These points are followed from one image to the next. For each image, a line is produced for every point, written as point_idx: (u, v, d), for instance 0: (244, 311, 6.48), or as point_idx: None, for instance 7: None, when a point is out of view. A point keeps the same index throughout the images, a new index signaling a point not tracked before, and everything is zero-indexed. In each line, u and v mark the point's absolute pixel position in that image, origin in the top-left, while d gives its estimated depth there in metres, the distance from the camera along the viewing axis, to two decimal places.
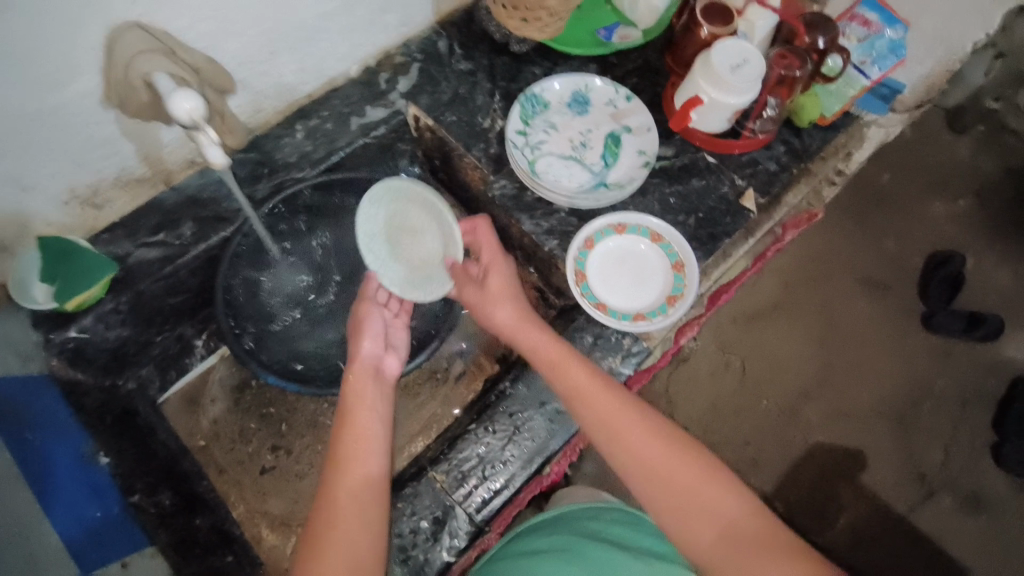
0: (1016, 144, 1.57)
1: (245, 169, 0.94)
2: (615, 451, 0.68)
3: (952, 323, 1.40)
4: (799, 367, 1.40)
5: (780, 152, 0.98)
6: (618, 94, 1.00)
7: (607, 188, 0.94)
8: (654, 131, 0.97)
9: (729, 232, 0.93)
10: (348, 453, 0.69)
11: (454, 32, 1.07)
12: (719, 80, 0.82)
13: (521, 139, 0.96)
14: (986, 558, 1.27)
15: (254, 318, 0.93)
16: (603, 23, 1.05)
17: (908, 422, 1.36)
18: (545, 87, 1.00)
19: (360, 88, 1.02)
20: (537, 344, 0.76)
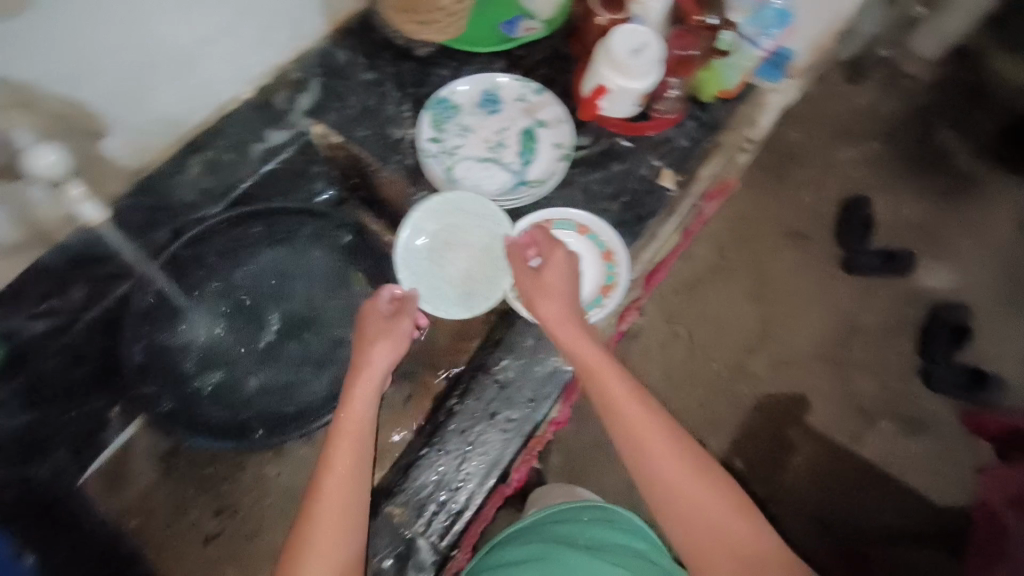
0: (910, 85, 1.68)
1: (139, 216, 0.87)
2: (639, 463, 0.70)
3: (870, 262, 1.49)
4: (740, 327, 1.46)
5: (691, 128, 1.00)
6: (528, 87, 0.97)
7: (528, 186, 0.93)
8: (568, 122, 0.96)
9: (653, 213, 0.94)
10: (330, 477, 0.67)
11: (354, 41, 1.00)
12: (621, 67, 0.83)
13: (435, 146, 0.93)
14: (931, 477, 1.35)
15: (172, 375, 0.86)
16: (505, 17, 1.02)
17: (844, 362, 1.44)
18: (454, 90, 0.97)
19: (258, 111, 0.95)
20: (577, 349, 0.76)
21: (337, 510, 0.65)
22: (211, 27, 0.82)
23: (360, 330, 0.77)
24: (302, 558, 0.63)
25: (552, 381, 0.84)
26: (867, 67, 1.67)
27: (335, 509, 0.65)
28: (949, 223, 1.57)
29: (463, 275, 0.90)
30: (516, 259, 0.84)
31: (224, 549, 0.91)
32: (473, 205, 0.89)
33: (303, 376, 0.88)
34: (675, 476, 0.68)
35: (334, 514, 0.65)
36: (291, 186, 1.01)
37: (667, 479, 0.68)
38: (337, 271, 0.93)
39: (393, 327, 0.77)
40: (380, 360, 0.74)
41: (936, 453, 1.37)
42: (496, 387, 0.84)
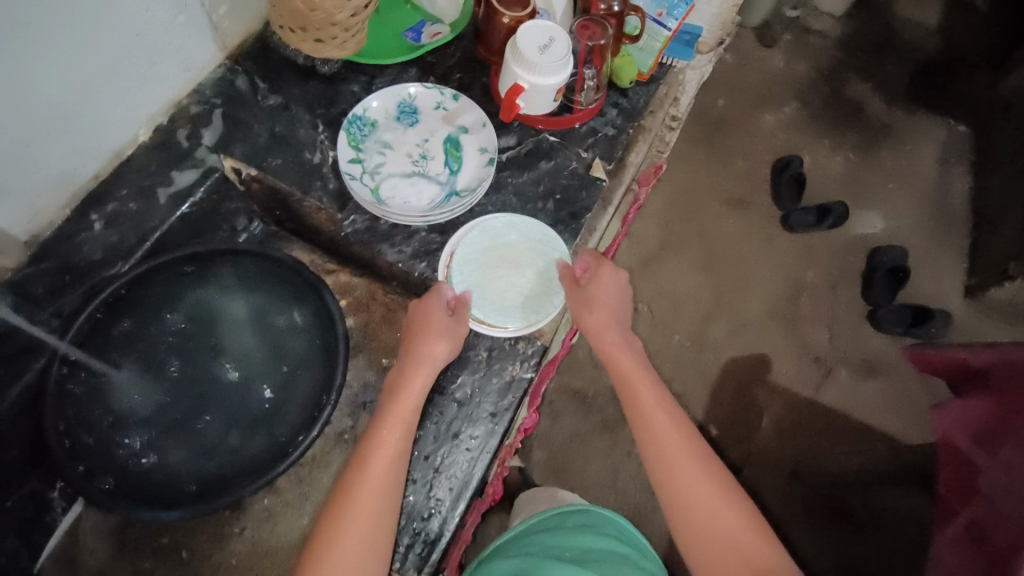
0: (817, 46, 1.77)
1: (44, 284, 0.80)
2: (660, 467, 0.72)
3: (806, 217, 1.53)
4: (695, 301, 1.48)
5: (613, 116, 1.00)
6: (444, 95, 0.95)
7: (459, 196, 0.90)
8: (489, 125, 0.94)
9: (589, 208, 0.94)
10: (378, 458, 0.69)
11: (251, 66, 0.97)
12: (531, 65, 0.82)
13: (356, 167, 0.90)
14: (888, 412, 1.42)
15: (108, 454, 0.77)
16: (408, 24, 1.00)
17: (794, 316, 1.49)
18: (369, 106, 0.93)
19: (157, 153, 0.90)
20: (617, 356, 0.78)
21: (378, 492, 0.68)
22: (88, 72, 0.76)
23: (421, 320, 0.78)
24: (340, 532, 0.66)
25: (512, 391, 0.81)
26: (776, 31, 1.75)
27: (377, 491, 0.68)
28: (874, 170, 1.64)
29: (511, 294, 0.84)
30: (570, 274, 0.83)
31: None
32: (526, 226, 0.87)
33: (250, 425, 0.83)
34: (695, 484, 0.70)
35: (378, 495, 0.68)
36: (208, 226, 0.97)
37: (687, 485, 0.70)
38: (272, 307, 0.88)
39: (453, 326, 0.77)
40: (440, 356, 0.76)
41: (889, 392, 1.44)
42: (456, 406, 0.81)
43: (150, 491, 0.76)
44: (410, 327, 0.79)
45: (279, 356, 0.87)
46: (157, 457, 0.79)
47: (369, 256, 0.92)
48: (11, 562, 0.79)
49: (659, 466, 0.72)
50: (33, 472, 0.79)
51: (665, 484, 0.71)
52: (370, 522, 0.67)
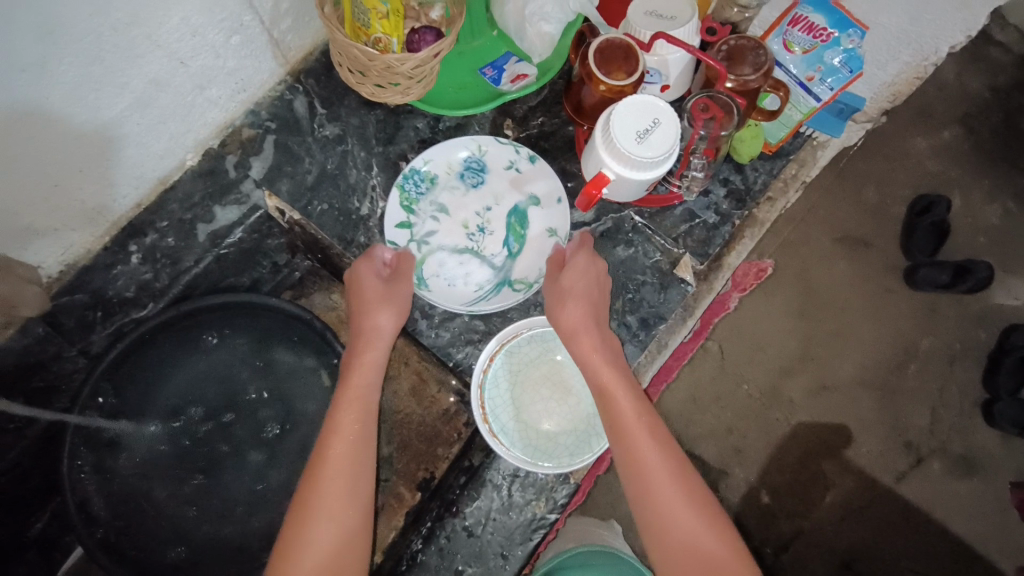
0: (1003, 57, 1.27)
1: (75, 317, 0.79)
2: (640, 494, 0.61)
3: (938, 276, 1.18)
4: (781, 350, 1.18)
5: (719, 197, 0.82)
6: (519, 154, 0.80)
7: (513, 287, 0.78)
8: (564, 201, 0.79)
9: (665, 315, 0.78)
10: (338, 442, 0.63)
11: (313, 85, 0.86)
12: (619, 152, 0.65)
13: (403, 234, 0.78)
14: (991, 538, 1.14)
15: (123, 517, 0.75)
16: (492, 58, 0.85)
17: (891, 389, 1.18)
18: (431, 159, 0.80)
19: (203, 182, 0.83)
20: (593, 360, 0.67)
21: (343, 475, 0.61)
22: (126, 104, 0.68)
23: (355, 290, 0.72)
24: (306, 523, 0.59)
25: (529, 530, 0.74)
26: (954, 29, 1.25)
27: (341, 480, 0.61)
28: None
29: (550, 421, 0.73)
30: (555, 261, 0.73)
31: None
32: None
33: (258, 497, 0.79)
34: (682, 516, 0.59)
35: (345, 478, 0.61)
36: (244, 264, 0.92)
37: (674, 515, 0.59)
38: (296, 368, 0.82)
39: (392, 291, 0.72)
40: (385, 326, 0.70)
41: (992, 506, 1.15)
42: (464, 535, 0.74)
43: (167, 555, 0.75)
44: (349, 302, 0.73)
45: (295, 426, 0.81)
46: (186, 553, 0.75)
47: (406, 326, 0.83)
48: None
49: (640, 491, 0.60)
50: (54, 495, 0.83)
51: (648, 512, 0.60)
52: (337, 508, 0.60)
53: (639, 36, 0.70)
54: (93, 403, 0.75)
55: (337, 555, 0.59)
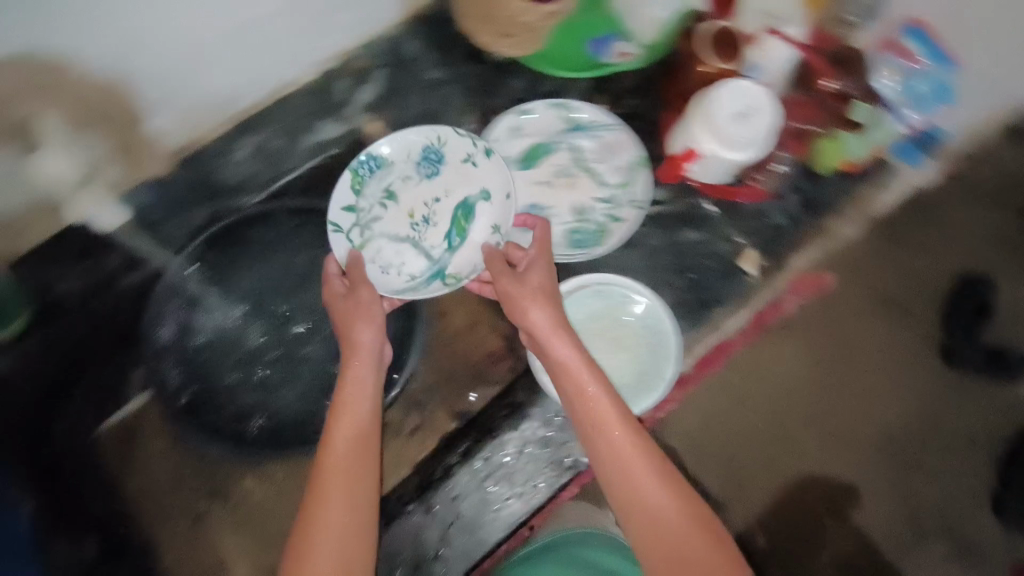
0: None
1: (181, 191, 0.85)
2: (620, 490, 0.60)
3: (977, 360, 0.86)
4: (829, 389, 0.87)
5: (791, 204, 0.87)
6: (476, 148, 0.80)
7: (443, 281, 0.80)
8: (514, 200, 0.80)
9: (723, 299, 0.84)
10: (333, 465, 0.63)
11: (425, 31, 0.92)
12: (721, 131, 0.70)
13: (347, 216, 0.78)
14: None
15: (202, 377, 0.85)
16: (596, 34, 0.87)
17: (904, 462, 0.86)
18: (386, 146, 0.80)
19: (315, 98, 0.90)
20: (569, 360, 0.66)
21: (342, 501, 0.61)
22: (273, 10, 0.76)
23: (339, 311, 0.72)
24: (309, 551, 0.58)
25: (560, 468, 0.80)
26: None
27: (343, 508, 0.61)
28: None
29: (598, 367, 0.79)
30: (497, 253, 0.75)
31: (203, 540, 0.84)
32: (646, 299, 0.79)
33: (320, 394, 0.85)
34: (664, 509, 0.58)
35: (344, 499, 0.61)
36: None
37: (658, 511, 0.58)
38: None
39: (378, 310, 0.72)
40: (368, 341, 0.69)
41: None
42: (499, 461, 0.80)
43: (245, 426, 0.84)
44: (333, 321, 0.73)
45: None
46: (262, 425, 0.84)
47: None
48: None
49: (619, 486, 0.60)
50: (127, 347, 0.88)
51: (628, 507, 0.59)
52: (342, 520, 0.60)
53: (744, 30, 0.79)
54: (190, 264, 0.85)
55: (353, 548, 0.60)
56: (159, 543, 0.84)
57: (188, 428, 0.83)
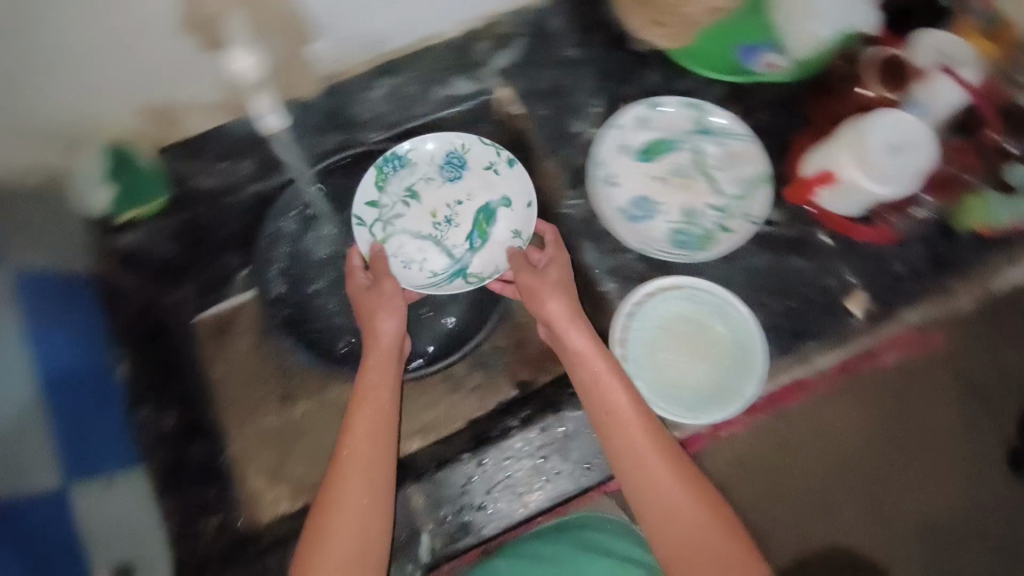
0: None
1: (315, 117, 0.89)
2: (634, 475, 0.64)
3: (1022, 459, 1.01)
4: (879, 466, 1.02)
5: (916, 254, 0.82)
6: (499, 157, 0.90)
7: (465, 279, 0.89)
8: (533, 208, 0.89)
9: (820, 334, 0.80)
10: (354, 446, 0.67)
11: (574, 9, 0.91)
12: (868, 160, 0.69)
13: (371, 211, 0.89)
14: None
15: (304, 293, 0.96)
16: (751, 41, 0.86)
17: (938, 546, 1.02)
18: (413, 148, 0.90)
19: (454, 55, 0.91)
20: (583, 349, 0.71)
21: (359, 486, 0.64)
22: None
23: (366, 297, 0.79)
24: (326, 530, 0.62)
25: None
26: None
27: (360, 492, 0.64)
28: None
29: (674, 371, 0.79)
30: (520, 255, 0.82)
31: (275, 434, 0.97)
32: (741, 314, 0.78)
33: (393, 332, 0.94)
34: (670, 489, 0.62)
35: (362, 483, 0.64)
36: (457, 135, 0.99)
37: (662, 491, 0.62)
38: None
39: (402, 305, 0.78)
40: (389, 329, 0.76)
41: None
42: (559, 433, 0.79)
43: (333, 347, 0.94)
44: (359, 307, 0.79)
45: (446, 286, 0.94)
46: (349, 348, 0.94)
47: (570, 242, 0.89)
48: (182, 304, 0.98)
49: (632, 470, 0.64)
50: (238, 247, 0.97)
51: (640, 490, 0.63)
52: (357, 503, 0.63)
53: (914, 65, 0.77)
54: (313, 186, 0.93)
55: (365, 534, 0.62)
56: (240, 428, 0.97)
57: (280, 332, 0.97)
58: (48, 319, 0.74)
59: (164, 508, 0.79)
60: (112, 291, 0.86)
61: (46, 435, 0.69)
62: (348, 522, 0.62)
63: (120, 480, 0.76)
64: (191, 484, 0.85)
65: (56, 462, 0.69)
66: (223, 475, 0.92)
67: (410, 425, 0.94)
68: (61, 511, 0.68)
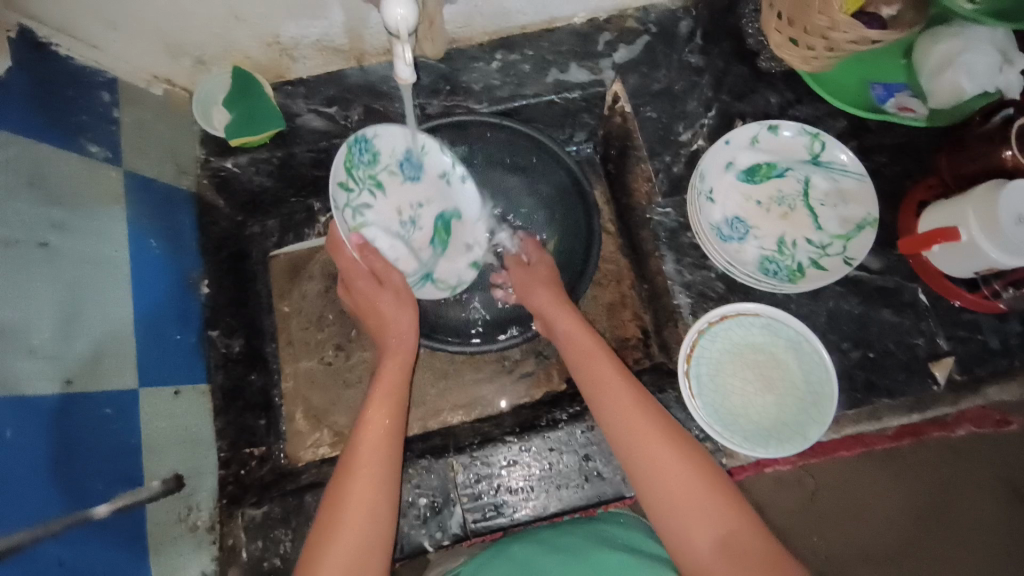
0: None
1: (428, 78, 0.89)
2: (638, 472, 0.63)
3: None
4: (903, 535, 1.04)
5: (1011, 331, 0.79)
6: (455, 167, 0.86)
7: (431, 284, 0.88)
8: (479, 224, 0.91)
9: (896, 394, 0.77)
10: (374, 416, 0.70)
11: (705, 15, 0.89)
12: (991, 215, 0.66)
13: (340, 196, 0.77)
14: None
15: None
16: (885, 79, 0.84)
17: None
18: (381, 134, 0.80)
19: (576, 40, 0.90)
20: (579, 341, 0.77)
21: (375, 452, 0.66)
22: None
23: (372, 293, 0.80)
24: (343, 491, 0.63)
25: None
26: None
27: (376, 455, 0.66)
28: None
29: (739, 400, 0.77)
30: (523, 269, 0.88)
31: (325, 381, 0.97)
32: (815, 356, 0.77)
33: (463, 306, 0.94)
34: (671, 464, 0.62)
35: (379, 449, 0.67)
36: (558, 121, 0.99)
37: (662, 467, 0.62)
38: (557, 230, 0.96)
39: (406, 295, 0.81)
40: (405, 322, 0.79)
41: None
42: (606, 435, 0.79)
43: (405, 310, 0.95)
44: (360, 307, 0.82)
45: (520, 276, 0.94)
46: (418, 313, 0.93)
47: (650, 249, 0.88)
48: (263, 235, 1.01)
49: (629, 449, 0.65)
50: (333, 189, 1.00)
51: (638, 474, 0.63)
52: (373, 465, 0.65)
53: None
54: None
55: (375, 492, 0.64)
56: (291, 368, 0.97)
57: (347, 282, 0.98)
58: (146, 224, 0.76)
59: (216, 430, 0.81)
60: (206, 209, 0.89)
61: (129, 336, 0.69)
62: (358, 509, 0.62)
63: (185, 392, 0.77)
64: (241, 412, 0.86)
65: (135, 368, 0.69)
66: (273, 410, 0.94)
67: (455, 398, 0.96)
68: (126, 416, 0.66)
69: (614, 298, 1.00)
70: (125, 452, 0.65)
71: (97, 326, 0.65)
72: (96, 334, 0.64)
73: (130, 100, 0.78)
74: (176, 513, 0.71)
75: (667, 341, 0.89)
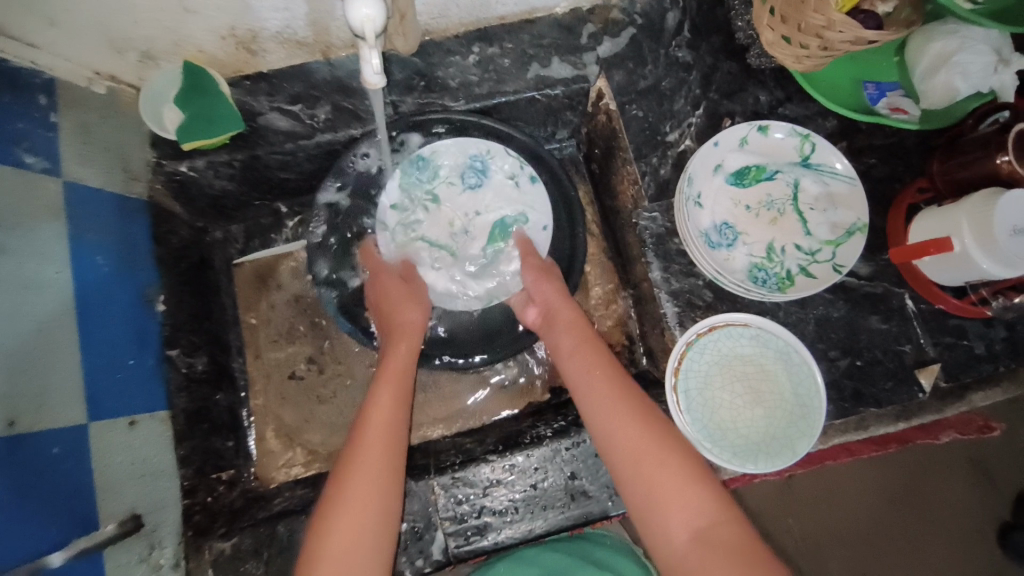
0: None
1: (402, 73, 0.84)
2: (635, 473, 0.61)
3: None
4: (879, 527, 1.07)
5: (996, 336, 0.78)
6: (522, 170, 0.89)
7: (477, 295, 0.88)
8: (547, 230, 0.89)
9: (882, 403, 0.76)
10: (375, 413, 0.67)
11: (693, 7, 0.85)
12: (986, 230, 0.65)
13: (391, 214, 0.88)
14: None
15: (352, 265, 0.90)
16: (876, 78, 0.81)
17: None
18: (438, 151, 0.88)
19: (558, 33, 0.86)
20: (579, 339, 0.75)
21: (375, 450, 0.64)
22: None
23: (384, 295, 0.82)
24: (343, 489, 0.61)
25: None
26: None
27: (374, 453, 0.63)
28: None
29: (728, 412, 0.75)
30: (535, 259, 0.85)
31: (299, 396, 0.94)
32: (802, 367, 0.76)
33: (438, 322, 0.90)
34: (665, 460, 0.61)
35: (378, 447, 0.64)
36: (539, 118, 0.94)
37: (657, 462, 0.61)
38: None
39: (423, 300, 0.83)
40: (414, 319, 0.80)
41: None
42: (592, 451, 0.77)
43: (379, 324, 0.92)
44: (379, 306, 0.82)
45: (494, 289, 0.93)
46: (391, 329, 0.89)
47: (637, 254, 0.85)
48: (229, 241, 0.96)
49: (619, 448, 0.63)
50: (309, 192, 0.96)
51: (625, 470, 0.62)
52: (372, 464, 0.63)
53: None
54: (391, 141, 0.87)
55: (371, 493, 0.61)
56: (262, 381, 0.93)
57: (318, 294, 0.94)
58: (90, 241, 0.69)
59: (179, 458, 0.76)
60: (162, 217, 0.83)
61: (74, 363, 0.64)
62: (358, 512, 0.60)
63: (142, 422, 0.71)
64: (207, 436, 0.82)
65: (83, 399, 0.64)
66: (240, 430, 0.89)
67: (435, 410, 0.93)
68: (77, 454, 0.61)
69: (599, 303, 0.98)
70: (72, 494, 0.60)
71: (35, 356, 0.58)
72: (36, 368, 0.58)
73: (70, 101, 0.71)
74: (137, 552, 0.66)
75: (653, 349, 0.87)
